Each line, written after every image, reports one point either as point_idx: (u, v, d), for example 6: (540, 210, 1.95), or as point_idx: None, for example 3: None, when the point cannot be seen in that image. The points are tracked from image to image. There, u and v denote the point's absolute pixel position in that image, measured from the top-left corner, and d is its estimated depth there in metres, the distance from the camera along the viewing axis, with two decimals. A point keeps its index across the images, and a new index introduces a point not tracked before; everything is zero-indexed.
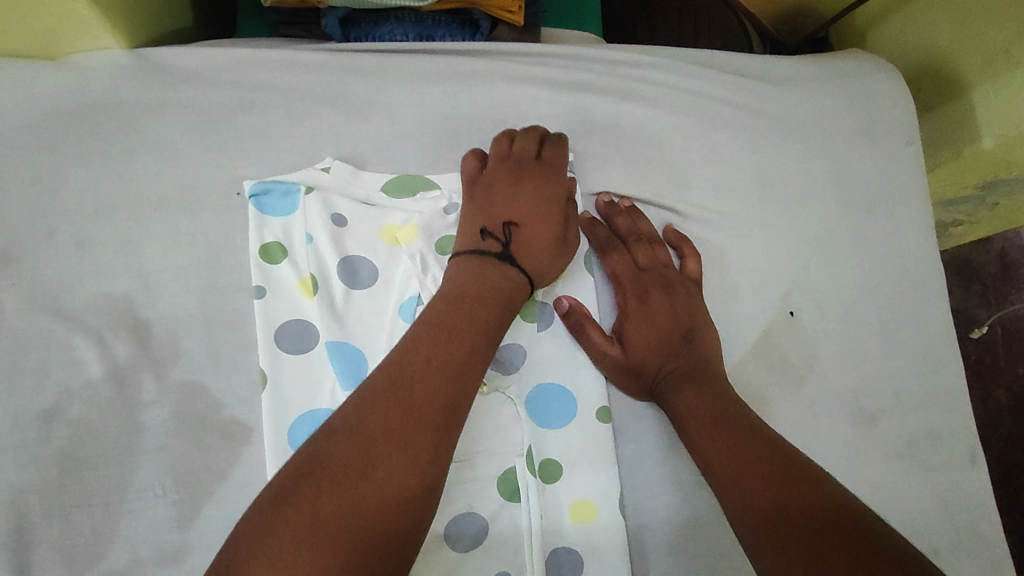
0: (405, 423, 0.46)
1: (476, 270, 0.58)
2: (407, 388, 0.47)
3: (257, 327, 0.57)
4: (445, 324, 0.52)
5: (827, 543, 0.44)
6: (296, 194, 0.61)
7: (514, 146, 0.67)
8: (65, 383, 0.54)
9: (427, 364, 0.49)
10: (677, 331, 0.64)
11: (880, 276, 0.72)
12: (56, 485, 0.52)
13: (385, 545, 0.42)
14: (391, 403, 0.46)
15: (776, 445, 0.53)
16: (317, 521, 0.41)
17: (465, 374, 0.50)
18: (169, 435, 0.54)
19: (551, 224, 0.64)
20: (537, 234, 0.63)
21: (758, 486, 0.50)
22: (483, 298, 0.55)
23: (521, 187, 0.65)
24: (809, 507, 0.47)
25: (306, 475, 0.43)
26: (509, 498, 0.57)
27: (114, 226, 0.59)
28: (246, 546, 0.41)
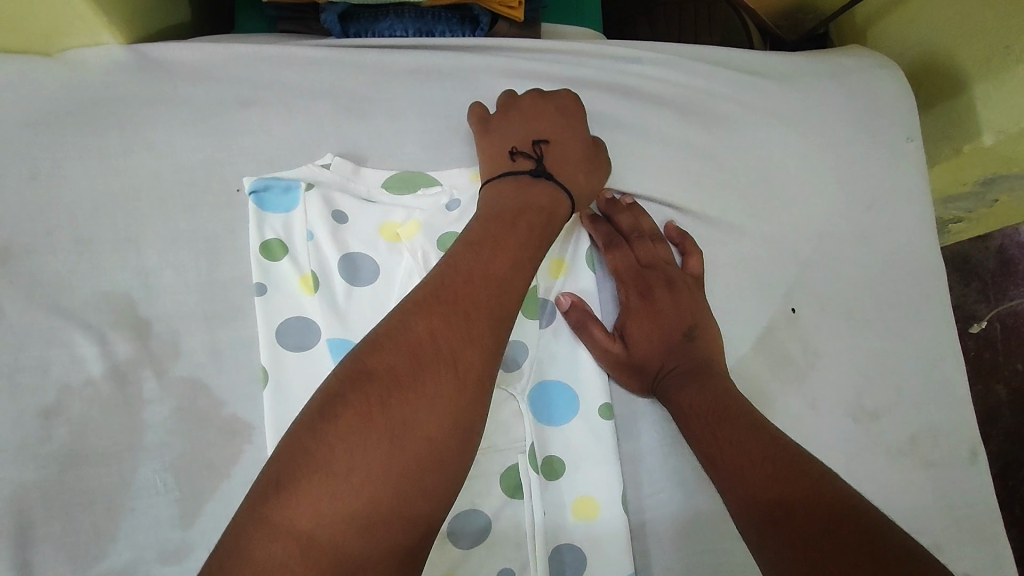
0: (453, 340, 0.46)
1: (510, 191, 0.59)
2: (452, 306, 0.47)
3: (257, 325, 0.57)
4: (484, 251, 0.53)
5: (831, 538, 0.44)
6: (297, 190, 0.61)
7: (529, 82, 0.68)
8: (65, 380, 0.54)
9: (470, 287, 0.49)
10: (680, 327, 0.64)
11: (881, 273, 0.72)
12: (57, 482, 0.51)
13: (439, 459, 0.42)
14: (439, 320, 0.46)
15: (779, 441, 0.53)
16: (371, 433, 0.41)
17: (507, 298, 0.50)
18: (170, 433, 0.54)
19: (575, 144, 0.64)
20: (566, 152, 0.64)
21: (762, 481, 0.50)
22: (517, 229, 0.56)
23: (542, 109, 0.65)
24: (814, 507, 0.46)
25: (356, 388, 0.43)
26: (512, 494, 0.57)
27: (114, 223, 0.58)
28: (298, 457, 0.40)
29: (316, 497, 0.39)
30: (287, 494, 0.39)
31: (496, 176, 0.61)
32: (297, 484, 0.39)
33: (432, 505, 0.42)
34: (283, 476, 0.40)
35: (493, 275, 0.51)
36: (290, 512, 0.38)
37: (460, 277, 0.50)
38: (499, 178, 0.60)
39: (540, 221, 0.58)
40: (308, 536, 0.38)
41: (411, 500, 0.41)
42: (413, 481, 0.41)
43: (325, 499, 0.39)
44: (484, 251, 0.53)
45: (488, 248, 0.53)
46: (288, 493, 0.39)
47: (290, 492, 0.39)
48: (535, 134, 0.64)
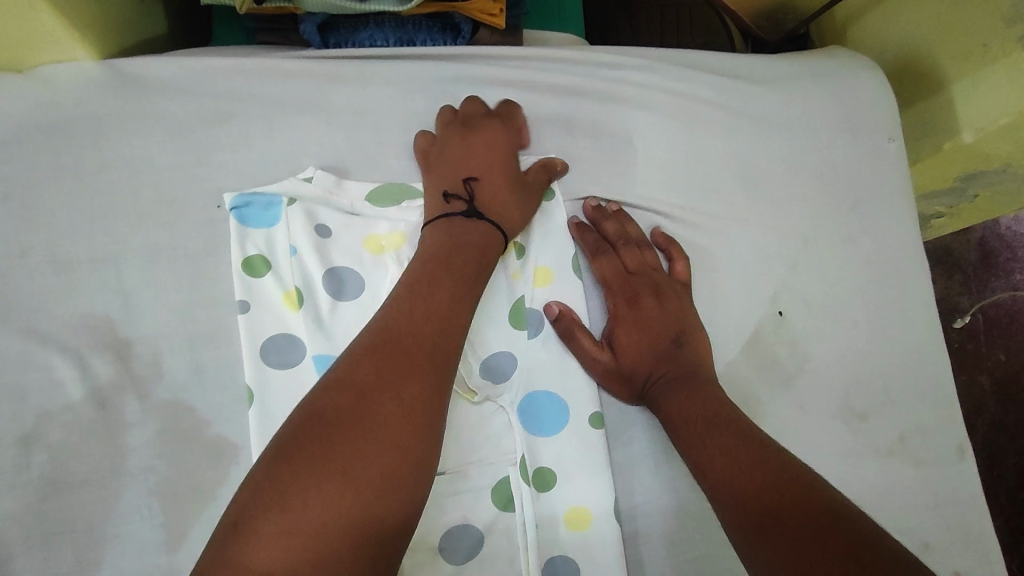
0: (398, 375, 0.46)
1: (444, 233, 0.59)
2: (397, 341, 0.48)
3: (242, 343, 0.56)
4: (424, 284, 0.53)
5: (821, 545, 0.44)
6: (279, 205, 0.60)
7: (464, 112, 0.67)
8: (43, 406, 0.53)
9: (412, 321, 0.50)
10: (668, 334, 0.63)
11: (866, 273, 0.72)
12: (37, 511, 0.50)
13: (395, 491, 0.42)
14: (382, 356, 0.47)
15: (768, 448, 0.53)
16: (323, 472, 0.41)
17: (451, 328, 0.51)
18: (154, 456, 0.53)
19: (506, 181, 0.65)
20: (496, 187, 0.64)
21: (751, 491, 0.50)
22: (458, 259, 0.56)
23: (475, 141, 0.65)
24: (806, 514, 0.46)
25: (305, 431, 0.43)
26: (504, 507, 0.56)
27: (91, 243, 0.57)
28: (248, 505, 0.40)
29: (270, 538, 0.38)
30: (241, 542, 0.38)
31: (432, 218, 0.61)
32: (251, 532, 0.39)
33: (394, 536, 0.41)
34: (236, 526, 0.39)
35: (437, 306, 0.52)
36: (246, 557, 0.38)
37: (404, 311, 0.51)
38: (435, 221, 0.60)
39: (472, 255, 0.58)
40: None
41: (369, 535, 0.40)
42: (370, 516, 0.41)
43: (278, 539, 0.38)
44: (428, 284, 0.53)
45: (431, 279, 0.54)
46: (243, 540, 0.38)
47: (245, 534, 0.38)
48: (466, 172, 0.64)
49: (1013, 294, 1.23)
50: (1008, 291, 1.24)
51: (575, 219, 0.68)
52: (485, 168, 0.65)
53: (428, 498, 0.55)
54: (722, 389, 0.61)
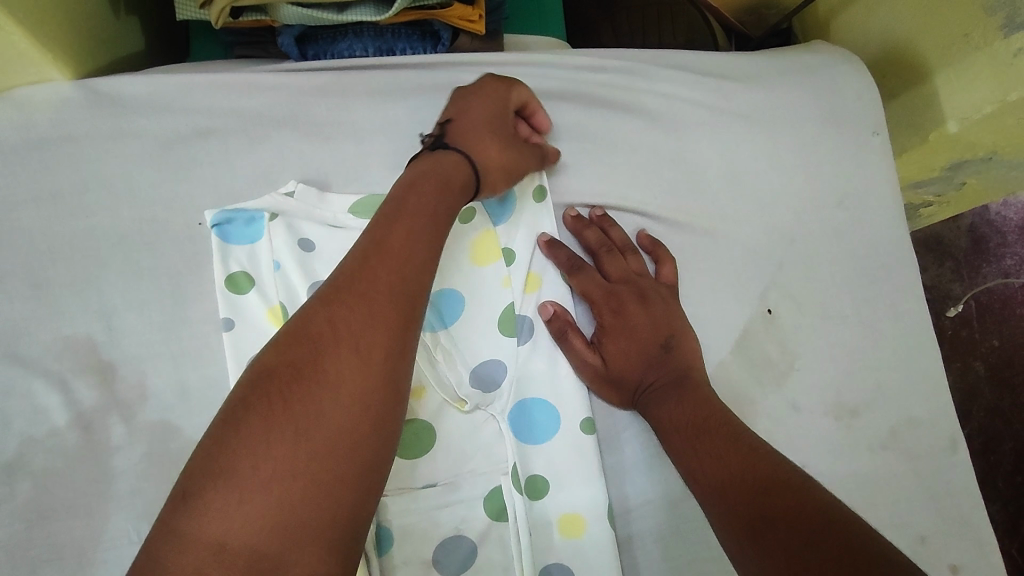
0: (355, 327, 0.44)
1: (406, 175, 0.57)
2: (352, 290, 0.46)
3: (227, 361, 0.56)
4: (385, 229, 0.51)
5: (814, 554, 0.43)
6: (261, 220, 0.59)
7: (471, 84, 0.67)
8: (27, 433, 0.52)
9: (371, 269, 0.47)
10: (657, 339, 0.62)
11: (854, 268, 0.72)
12: (24, 539, 0.50)
13: (353, 447, 0.41)
14: (336, 307, 0.45)
15: (759, 452, 0.52)
16: (274, 430, 0.40)
17: (411, 271, 0.49)
18: (142, 478, 0.53)
19: (478, 132, 0.61)
20: (466, 134, 0.61)
21: (742, 498, 0.49)
22: (417, 199, 0.54)
23: (458, 97, 0.64)
24: (792, 519, 0.46)
25: (256, 391, 0.41)
26: (497, 518, 0.56)
27: (70, 266, 0.57)
28: (198, 471, 0.39)
29: (222, 503, 0.38)
30: (194, 506, 0.38)
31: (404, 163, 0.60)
32: (203, 495, 0.38)
33: (354, 493, 0.41)
34: (186, 490, 0.38)
35: (400, 253, 0.49)
36: (199, 522, 0.37)
37: (359, 257, 0.48)
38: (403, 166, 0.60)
39: (434, 198, 0.54)
40: (221, 542, 0.37)
41: (326, 493, 0.40)
42: (326, 472, 0.40)
43: (230, 504, 0.38)
44: (390, 229, 0.51)
45: (387, 223, 0.51)
46: (195, 504, 0.38)
47: (196, 501, 0.38)
48: (464, 122, 0.62)
49: (1005, 280, 1.24)
50: (999, 278, 1.24)
51: (548, 233, 0.66)
52: (485, 122, 0.62)
53: (420, 510, 0.55)
54: (713, 391, 0.60)
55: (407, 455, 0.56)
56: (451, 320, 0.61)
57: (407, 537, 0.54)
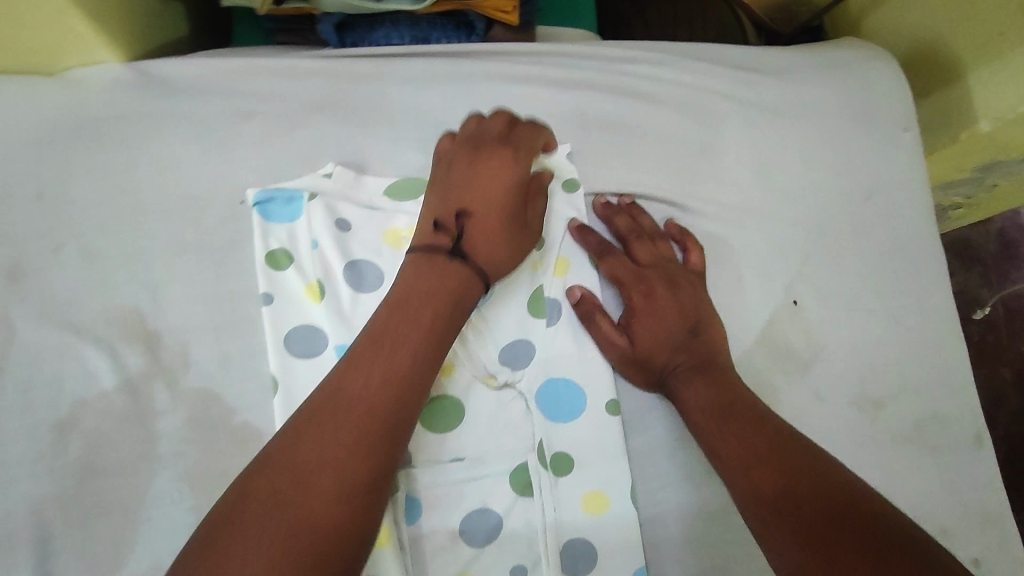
0: (338, 426, 0.45)
1: (424, 276, 0.54)
2: (351, 383, 0.47)
3: (267, 333, 0.58)
4: (390, 319, 0.51)
5: (838, 530, 0.45)
6: (301, 200, 0.62)
7: (483, 124, 0.65)
8: (78, 394, 0.55)
9: (365, 364, 0.48)
10: (685, 324, 0.63)
11: (883, 260, 0.72)
12: (74, 493, 0.53)
13: (332, 546, 0.42)
14: (336, 403, 0.46)
15: (783, 435, 0.54)
16: (261, 524, 0.41)
17: (412, 366, 0.50)
18: (184, 442, 0.56)
19: (497, 223, 0.60)
20: (486, 227, 0.59)
21: (769, 475, 0.50)
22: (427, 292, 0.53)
23: (476, 170, 0.62)
24: (820, 506, 0.47)
25: (252, 481, 0.43)
26: (522, 493, 0.58)
27: (120, 238, 0.59)
28: (190, 560, 0.40)
29: None
30: None
31: (415, 248, 0.57)
32: None
33: None
34: None
35: (402, 345, 0.50)
36: None
37: (365, 348, 0.49)
38: (419, 255, 0.56)
39: (447, 304, 0.53)
40: None
41: None
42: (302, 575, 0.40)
43: None
44: (398, 319, 0.51)
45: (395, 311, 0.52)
46: None
47: None
48: (481, 216, 0.59)
49: None
50: None
51: (577, 219, 0.67)
52: (488, 196, 0.61)
53: (448, 481, 0.58)
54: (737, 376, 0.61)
55: (435, 429, 0.59)
56: (484, 301, 0.63)
57: (436, 506, 0.57)
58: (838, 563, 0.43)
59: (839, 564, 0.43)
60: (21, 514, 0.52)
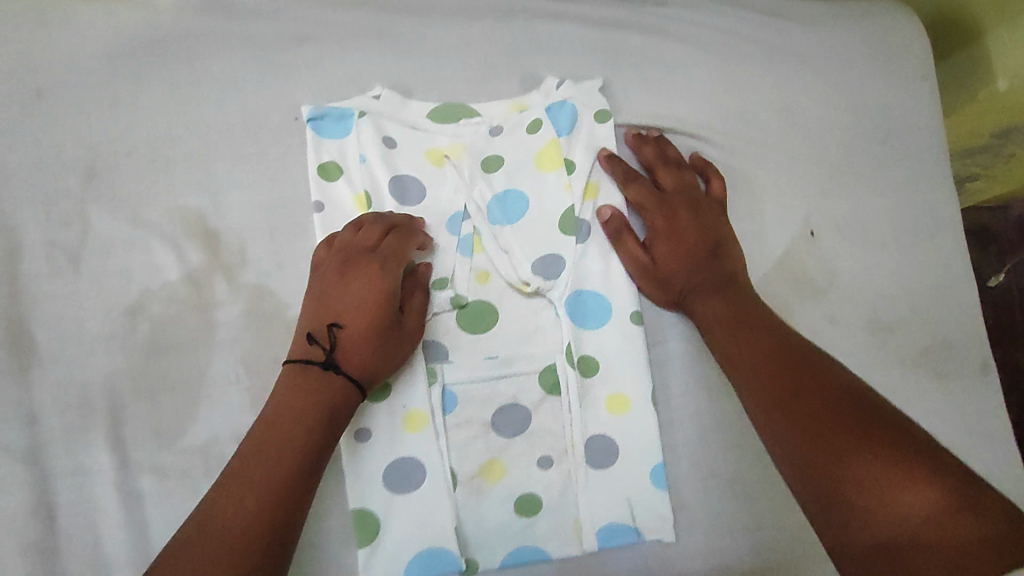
0: (222, 527, 0.47)
1: (294, 390, 0.53)
2: (246, 472, 0.50)
3: (317, 238, 0.64)
4: (279, 410, 0.53)
5: (835, 415, 0.49)
6: (351, 118, 0.67)
7: (358, 234, 0.60)
8: (145, 283, 0.60)
9: (230, 486, 0.49)
10: (705, 246, 0.66)
11: (899, 198, 0.75)
12: (143, 370, 0.59)
13: None
14: (231, 491, 0.49)
15: (792, 340, 0.57)
16: None
17: (302, 446, 0.51)
18: (241, 331, 0.60)
19: (375, 324, 0.57)
20: (362, 331, 0.56)
21: (775, 372, 0.55)
22: (307, 395, 0.53)
23: (350, 273, 0.58)
24: (825, 401, 0.51)
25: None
26: (550, 391, 0.64)
27: (183, 145, 0.64)
28: None
29: None
30: None
31: (291, 360, 0.56)
32: None
33: None
34: None
35: (290, 431, 0.52)
36: None
37: (257, 441, 0.51)
38: (289, 370, 0.55)
39: (320, 411, 0.53)
40: None
41: None
42: None
43: None
44: (284, 409, 0.53)
45: (279, 406, 0.53)
46: None
47: None
48: (353, 320, 0.57)
49: None
50: None
51: (607, 149, 0.71)
52: (361, 302, 0.57)
53: (484, 377, 0.63)
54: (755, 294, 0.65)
55: (472, 331, 0.64)
56: (517, 218, 0.68)
57: (472, 399, 0.62)
58: (831, 444, 0.48)
59: (831, 444, 0.48)
60: (98, 384, 0.58)
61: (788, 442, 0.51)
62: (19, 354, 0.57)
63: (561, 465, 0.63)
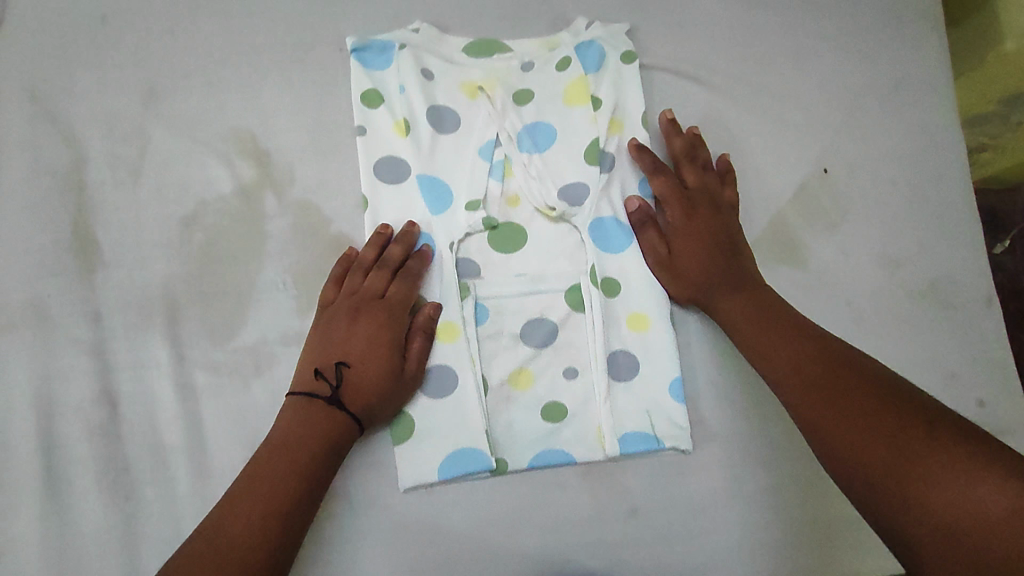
0: (238, 521, 0.52)
1: (299, 421, 0.57)
2: (261, 472, 0.54)
3: (359, 160, 0.67)
4: (293, 417, 0.57)
5: (884, 409, 0.49)
6: (392, 50, 0.70)
7: (365, 279, 0.63)
8: (200, 196, 0.64)
9: (243, 489, 0.54)
10: (719, 242, 0.67)
11: (909, 142, 0.78)
12: (197, 275, 0.63)
13: None
14: (248, 487, 0.54)
15: (830, 343, 0.57)
16: None
17: (313, 451, 0.56)
18: (288, 243, 0.65)
19: (381, 363, 0.59)
20: (368, 372, 0.59)
21: (818, 372, 0.54)
22: (315, 416, 0.57)
23: (357, 315, 0.61)
24: (871, 396, 0.50)
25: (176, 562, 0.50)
26: (575, 308, 0.67)
27: (235, 71, 0.68)
28: None
29: None
30: None
31: (297, 391, 0.59)
32: None
33: None
34: None
35: (300, 439, 0.56)
36: None
37: (274, 447, 0.56)
38: (295, 403, 0.58)
39: (328, 434, 0.56)
40: None
41: None
42: None
43: None
44: (297, 420, 0.57)
45: (293, 415, 0.57)
46: None
47: None
48: (358, 362, 0.59)
49: None
50: None
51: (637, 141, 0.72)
52: (367, 345, 0.60)
53: (513, 293, 0.67)
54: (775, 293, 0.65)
55: (501, 250, 0.68)
56: (545, 149, 0.71)
57: (502, 313, 0.67)
58: (884, 432, 0.47)
59: (884, 432, 0.47)
60: (156, 286, 0.62)
61: (837, 438, 0.50)
62: (87, 257, 0.62)
63: (584, 377, 0.67)
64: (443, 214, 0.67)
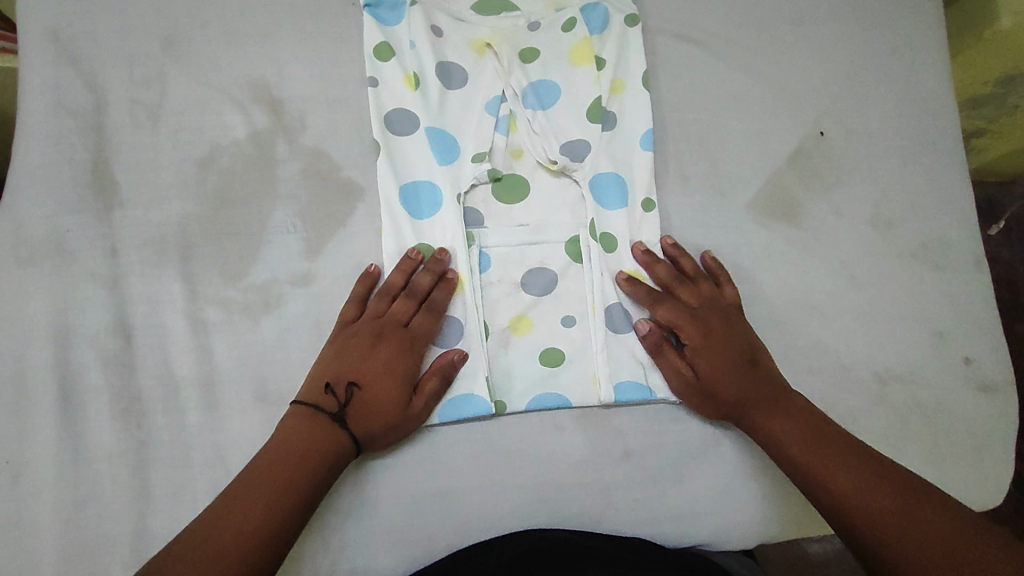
0: (249, 509, 0.53)
1: (303, 434, 0.58)
2: (273, 466, 0.56)
3: (370, 111, 0.69)
4: (310, 420, 0.59)
5: (960, 541, 0.51)
6: (403, 6, 0.72)
7: (390, 306, 0.64)
8: (215, 140, 0.67)
9: (261, 478, 0.55)
10: (743, 357, 0.64)
11: (904, 108, 0.80)
12: (211, 215, 0.65)
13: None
14: (260, 475, 0.56)
15: (869, 459, 0.58)
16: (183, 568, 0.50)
17: (323, 461, 0.57)
18: (299, 187, 0.67)
19: (392, 388, 0.61)
20: (378, 398, 0.60)
21: (880, 497, 0.55)
22: (323, 427, 0.58)
23: (380, 339, 0.62)
24: (941, 528, 0.52)
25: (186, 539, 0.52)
26: (574, 259, 0.70)
27: (250, 21, 0.70)
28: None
29: None
30: None
31: (304, 402, 0.60)
32: None
33: None
34: None
35: (312, 440, 0.58)
36: None
37: (292, 442, 0.57)
38: (299, 418, 0.59)
39: (337, 445, 0.58)
40: None
41: None
42: None
43: None
44: (314, 423, 0.58)
45: (313, 417, 0.59)
46: None
47: None
48: (371, 386, 0.61)
49: None
50: None
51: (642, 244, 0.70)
52: (383, 373, 0.61)
53: (516, 243, 0.69)
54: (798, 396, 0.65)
55: (504, 201, 0.71)
56: (549, 107, 0.73)
57: (505, 262, 0.69)
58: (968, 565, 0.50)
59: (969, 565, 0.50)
60: (172, 224, 0.65)
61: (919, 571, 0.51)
62: (105, 196, 0.64)
63: (582, 326, 0.69)
64: (448, 167, 0.69)
